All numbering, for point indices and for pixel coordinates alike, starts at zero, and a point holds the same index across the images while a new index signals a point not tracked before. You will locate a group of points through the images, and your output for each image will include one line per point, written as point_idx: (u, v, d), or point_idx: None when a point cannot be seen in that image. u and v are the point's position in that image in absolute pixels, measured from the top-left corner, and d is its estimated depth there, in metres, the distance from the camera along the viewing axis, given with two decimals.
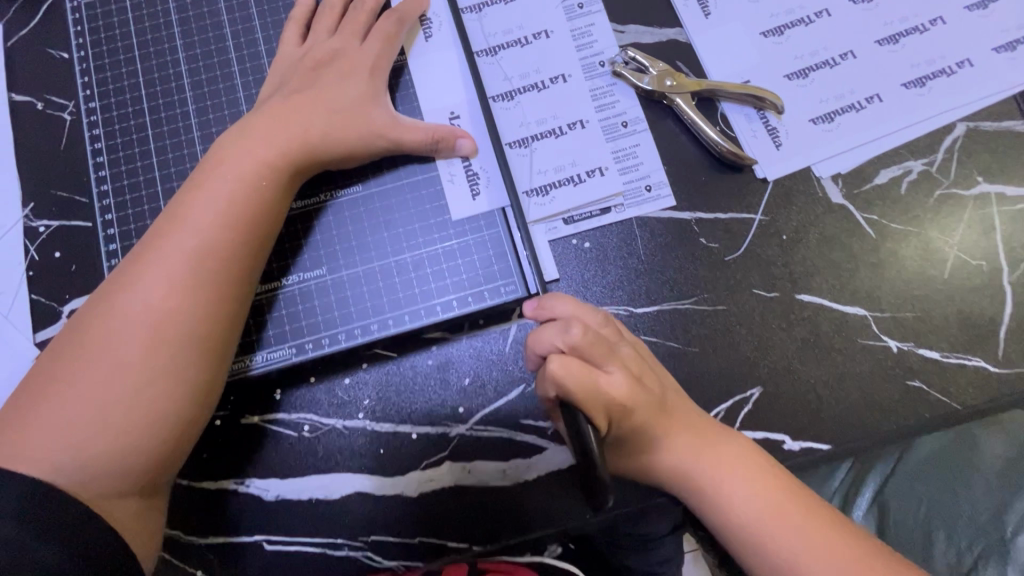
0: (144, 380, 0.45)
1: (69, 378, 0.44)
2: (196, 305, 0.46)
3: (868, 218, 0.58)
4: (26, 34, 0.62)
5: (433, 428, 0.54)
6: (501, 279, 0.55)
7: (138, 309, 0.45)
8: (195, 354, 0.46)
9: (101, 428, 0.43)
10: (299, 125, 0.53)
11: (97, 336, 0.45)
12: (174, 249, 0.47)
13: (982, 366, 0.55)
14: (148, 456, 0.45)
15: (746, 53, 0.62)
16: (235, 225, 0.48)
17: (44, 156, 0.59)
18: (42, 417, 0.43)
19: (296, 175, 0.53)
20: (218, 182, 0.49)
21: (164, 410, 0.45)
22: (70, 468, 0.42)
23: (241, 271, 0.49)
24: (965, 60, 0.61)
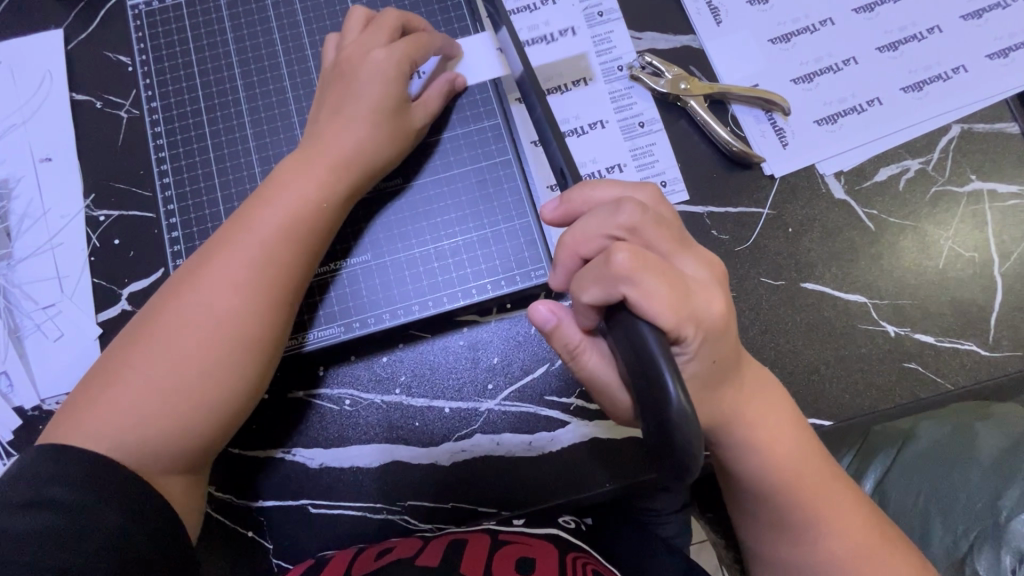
0: (210, 375, 0.48)
1: (135, 363, 0.48)
2: (248, 305, 0.50)
3: (868, 213, 0.62)
4: (86, 38, 0.67)
5: (464, 402, 0.58)
6: (532, 264, 0.59)
7: (202, 311, 0.49)
8: (255, 354, 0.50)
9: (166, 415, 0.47)
10: (341, 142, 0.54)
11: (160, 333, 0.48)
12: (236, 254, 0.50)
13: (974, 350, 0.59)
14: (211, 437, 0.49)
15: (755, 59, 0.66)
16: (294, 239, 0.52)
17: (104, 151, 0.64)
18: (110, 403, 0.47)
19: (344, 187, 0.55)
20: (279, 199, 0.52)
21: (224, 401, 0.49)
22: (133, 445, 0.46)
23: (292, 278, 0.52)
24: (960, 66, 0.65)
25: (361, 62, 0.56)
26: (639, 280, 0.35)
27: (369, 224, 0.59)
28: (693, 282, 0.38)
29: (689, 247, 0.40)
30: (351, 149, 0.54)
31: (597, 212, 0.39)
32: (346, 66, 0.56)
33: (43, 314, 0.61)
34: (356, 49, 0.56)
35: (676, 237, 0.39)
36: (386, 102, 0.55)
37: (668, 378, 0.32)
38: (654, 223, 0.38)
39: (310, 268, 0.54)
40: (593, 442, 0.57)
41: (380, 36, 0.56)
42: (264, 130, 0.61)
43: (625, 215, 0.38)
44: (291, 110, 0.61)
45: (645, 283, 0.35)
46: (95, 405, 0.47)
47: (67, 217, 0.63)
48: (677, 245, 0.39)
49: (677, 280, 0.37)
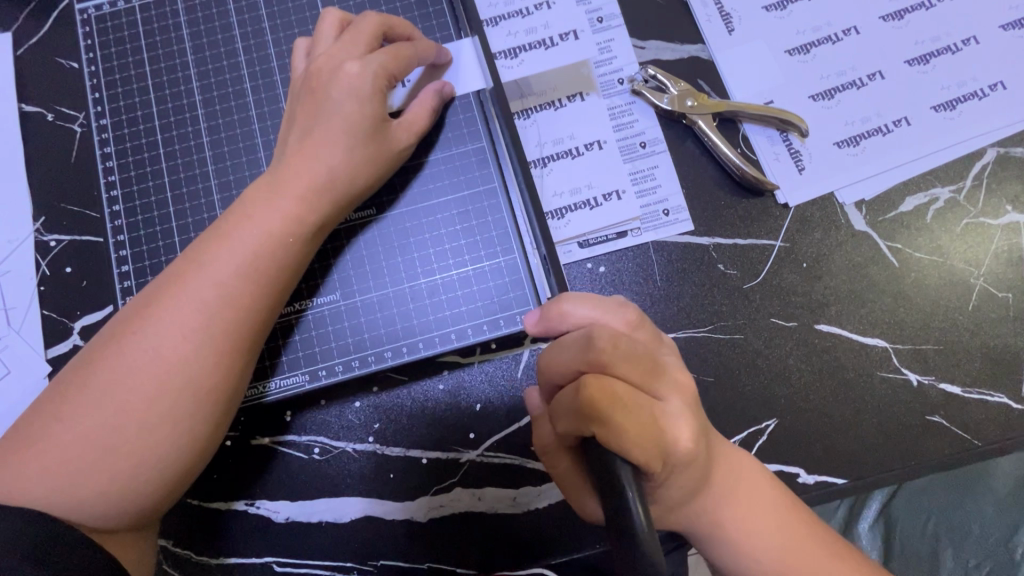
0: (158, 429, 0.43)
1: (75, 413, 0.42)
2: (204, 354, 0.44)
3: (891, 247, 0.56)
4: (35, 43, 0.61)
5: (443, 453, 0.53)
6: (517, 305, 0.53)
7: (151, 355, 0.43)
8: (210, 406, 0.45)
9: (105, 471, 0.42)
10: (311, 169, 0.49)
11: (103, 378, 0.43)
12: (193, 293, 0.44)
13: (1005, 402, 0.53)
14: (158, 495, 0.44)
15: (770, 73, 0.60)
16: (258, 278, 0.46)
17: (55, 169, 0.59)
18: (44, 453, 0.41)
19: (322, 222, 0.49)
20: (243, 230, 0.47)
21: (173, 458, 0.44)
22: (71, 506, 0.41)
23: (257, 320, 0.47)
24: (998, 82, 0.59)
25: (333, 77, 0.50)
26: (609, 414, 0.34)
27: (339, 259, 0.54)
28: (663, 414, 0.37)
29: (660, 376, 0.38)
30: (323, 177, 0.49)
31: (569, 343, 0.38)
32: (318, 80, 0.50)
33: None
34: (328, 61, 0.50)
35: (651, 365, 0.38)
36: (360, 122, 0.49)
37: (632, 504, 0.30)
38: (626, 355, 0.37)
39: (275, 310, 0.48)
40: None
41: (357, 47, 0.50)
42: (225, 151, 0.56)
43: (595, 350, 0.36)
44: (255, 131, 0.56)
45: (615, 420, 0.34)
46: (25, 455, 0.41)
47: (15, 242, 0.58)
48: (654, 375, 0.37)
49: (647, 417, 0.35)
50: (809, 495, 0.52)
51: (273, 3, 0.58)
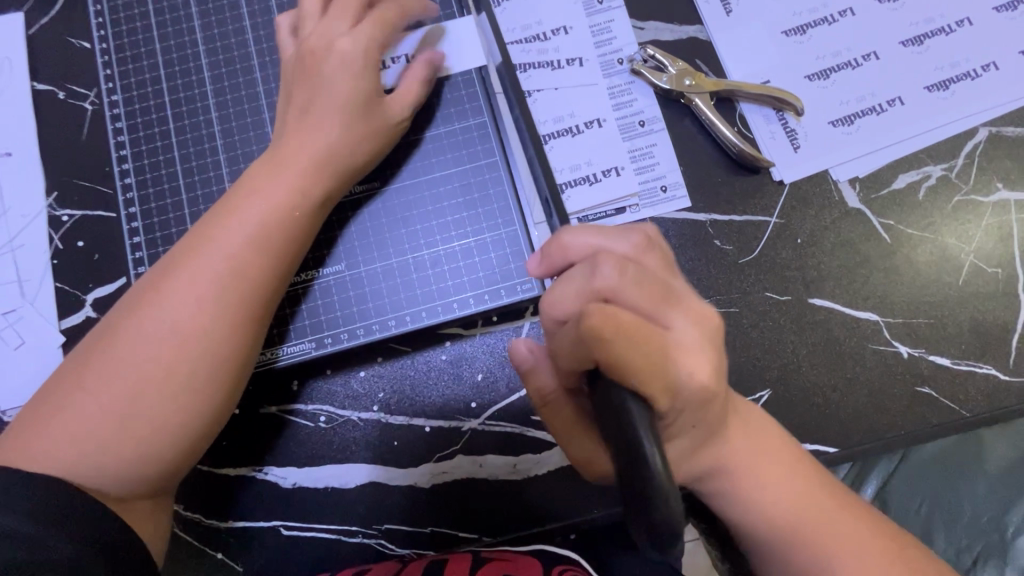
0: (173, 394, 0.44)
1: (89, 387, 0.44)
2: (215, 323, 0.45)
3: (884, 223, 0.58)
4: (47, 22, 0.62)
5: (446, 421, 0.55)
6: (518, 277, 0.55)
7: (163, 327, 0.45)
8: (222, 373, 0.46)
9: (122, 435, 0.43)
10: (312, 145, 0.50)
11: (117, 351, 0.44)
12: (202, 266, 0.46)
13: (992, 374, 0.55)
14: (174, 459, 0.45)
15: (767, 54, 0.61)
16: (266, 249, 0.48)
17: (67, 146, 0.60)
18: (63, 419, 0.43)
19: (326, 198, 0.51)
20: (250, 203, 0.48)
21: (188, 422, 0.45)
22: (89, 474, 0.42)
23: (266, 291, 0.48)
24: (991, 63, 0.60)
25: (328, 52, 0.51)
26: (614, 344, 0.33)
27: (344, 231, 0.55)
28: (673, 342, 0.36)
29: (674, 305, 0.38)
30: (326, 150, 0.50)
31: (574, 274, 0.38)
32: (312, 54, 0.51)
33: (3, 320, 0.57)
34: (319, 36, 0.51)
35: (665, 300, 0.37)
36: (357, 95, 0.51)
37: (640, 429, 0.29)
38: (634, 285, 0.37)
39: (283, 281, 0.50)
40: None
41: (345, 21, 0.52)
42: (233, 127, 0.57)
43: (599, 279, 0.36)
44: (262, 107, 0.57)
45: (621, 349, 0.33)
46: (43, 428, 0.43)
47: (28, 216, 0.59)
48: (665, 313, 0.37)
49: (653, 347, 0.35)
50: None
51: None
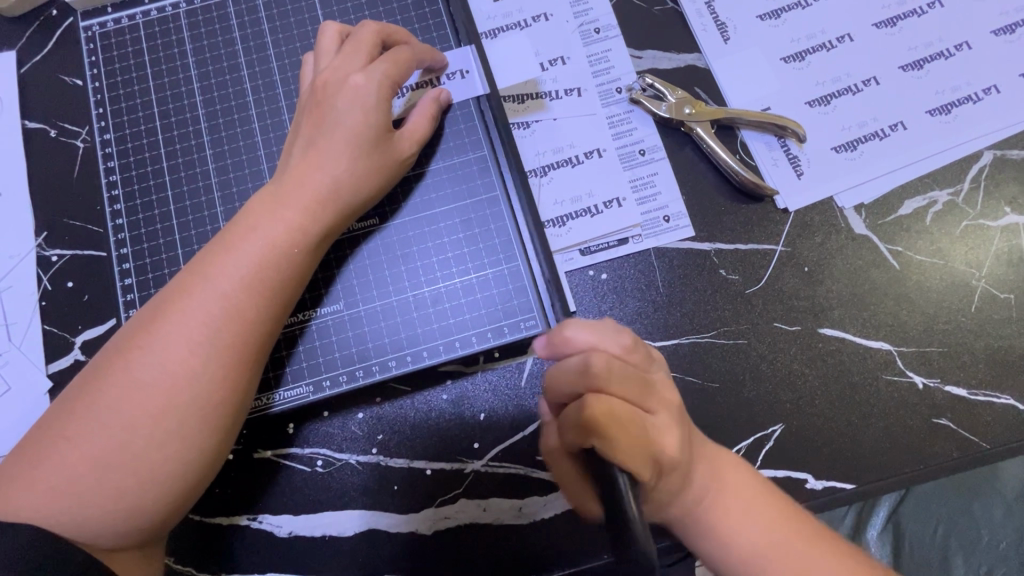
0: (162, 446, 0.42)
1: (80, 431, 0.42)
2: (209, 367, 0.44)
3: (892, 250, 0.57)
4: (39, 60, 0.62)
5: (448, 464, 0.53)
6: (521, 312, 0.53)
7: (157, 369, 0.43)
8: (213, 421, 0.44)
9: (110, 489, 0.41)
10: (315, 180, 0.49)
11: (109, 394, 0.43)
12: (200, 306, 0.44)
13: (1012, 404, 0.53)
14: (166, 511, 0.43)
15: (766, 80, 0.60)
16: (262, 292, 0.46)
17: (58, 185, 0.59)
18: (49, 469, 0.41)
19: (327, 236, 0.50)
20: (246, 243, 0.47)
21: (182, 472, 0.43)
22: (76, 522, 0.41)
23: (264, 333, 0.47)
24: (992, 86, 0.59)
25: (339, 87, 0.50)
26: (611, 430, 0.37)
27: (343, 268, 0.54)
28: (658, 424, 0.40)
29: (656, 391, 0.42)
30: (326, 188, 0.49)
31: (569, 362, 0.41)
32: (322, 90, 0.51)
33: None
34: (333, 73, 0.51)
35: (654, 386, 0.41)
36: (367, 131, 0.50)
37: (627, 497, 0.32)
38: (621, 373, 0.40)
39: (279, 323, 0.48)
40: None
41: (358, 57, 0.51)
42: (228, 165, 0.56)
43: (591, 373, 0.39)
44: (258, 144, 0.56)
45: (616, 437, 0.37)
46: (31, 473, 0.41)
47: (17, 257, 0.58)
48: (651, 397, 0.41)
49: (641, 432, 0.39)
50: (817, 501, 0.52)
51: (274, 17, 0.59)
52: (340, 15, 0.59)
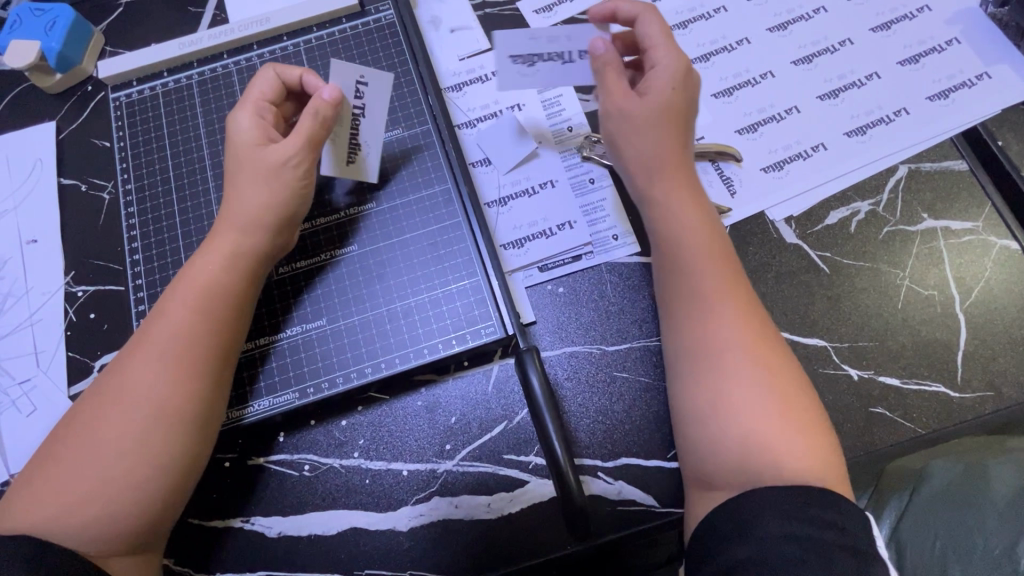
0: (139, 455, 0.49)
1: (64, 455, 0.49)
2: (164, 381, 0.50)
3: (822, 256, 0.63)
4: (75, 127, 0.73)
5: (422, 464, 0.58)
6: (482, 321, 0.59)
7: (123, 392, 0.50)
8: (176, 429, 0.50)
9: (91, 499, 0.47)
10: (232, 213, 0.56)
11: (87, 419, 0.50)
12: (155, 333, 0.52)
13: (942, 392, 0.57)
14: (143, 517, 0.49)
15: (700, 114, 0.69)
16: (208, 312, 0.53)
17: (86, 231, 0.68)
18: (39, 491, 0.48)
19: (259, 258, 0.56)
20: (190, 278, 0.54)
21: (154, 478, 0.49)
22: (66, 532, 0.46)
23: (216, 347, 0.52)
24: (902, 108, 0.67)
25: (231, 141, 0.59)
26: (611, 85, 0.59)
27: (326, 289, 0.61)
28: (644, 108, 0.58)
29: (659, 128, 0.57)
30: (253, 214, 0.55)
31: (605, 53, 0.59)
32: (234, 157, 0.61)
33: (18, 389, 0.63)
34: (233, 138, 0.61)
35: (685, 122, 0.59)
36: (249, 155, 0.56)
37: (532, 370, 0.52)
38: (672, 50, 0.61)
39: (235, 342, 0.54)
40: (554, 502, 0.56)
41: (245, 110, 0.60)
42: None
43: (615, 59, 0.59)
44: None
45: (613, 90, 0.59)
46: (26, 496, 0.48)
47: (48, 293, 0.66)
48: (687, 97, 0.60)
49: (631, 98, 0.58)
50: None
51: None
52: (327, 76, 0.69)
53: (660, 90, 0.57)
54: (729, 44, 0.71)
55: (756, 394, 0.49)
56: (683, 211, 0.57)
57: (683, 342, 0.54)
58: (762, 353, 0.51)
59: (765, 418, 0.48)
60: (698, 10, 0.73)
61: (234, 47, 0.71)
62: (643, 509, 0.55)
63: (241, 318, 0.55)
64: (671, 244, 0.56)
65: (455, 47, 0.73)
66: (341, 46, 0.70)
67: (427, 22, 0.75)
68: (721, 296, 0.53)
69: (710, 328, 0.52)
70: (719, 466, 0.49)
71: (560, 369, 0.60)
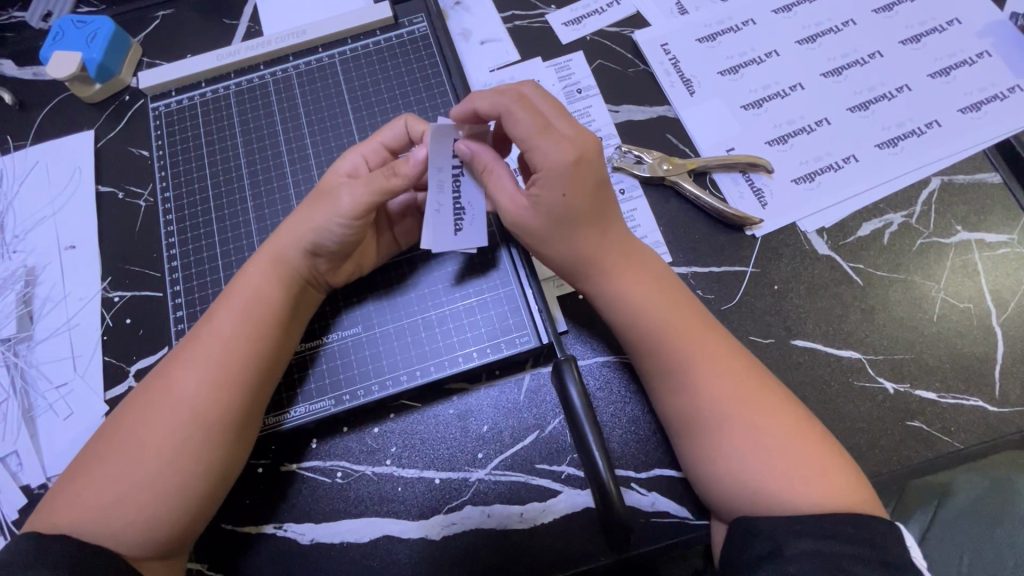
0: (178, 459, 0.49)
1: (106, 455, 0.49)
2: (205, 388, 0.51)
3: (854, 267, 0.62)
4: (114, 136, 0.74)
5: (454, 472, 0.58)
6: (516, 330, 0.60)
7: (166, 396, 0.51)
8: (214, 437, 0.50)
9: (129, 501, 0.48)
10: (285, 232, 0.57)
11: (130, 422, 0.51)
12: (200, 341, 0.53)
13: (980, 406, 0.57)
14: (178, 521, 0.49)
15: (730, 126, 0.69)
16: (250, 323, 0.53)
17: (123, 237, 0.69)
18: (81, 490, 0.48)
19: (306, 273, 0.57)
20: (236, 289, 0.55)
21: (190, 483, 0.49)
22: (103, 533, 0.47)
23: (256, 357, 0.53)
24: (933, 121, 0.67)
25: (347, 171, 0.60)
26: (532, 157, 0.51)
27: (360, 296, 0.62)
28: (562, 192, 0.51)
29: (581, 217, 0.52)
30: (307, 233, 0.55)
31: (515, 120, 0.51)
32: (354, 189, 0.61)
33: (55, 393, 0.64)
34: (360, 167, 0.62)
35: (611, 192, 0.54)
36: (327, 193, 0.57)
37: (570, 382, 0.52)
38: (561, 111, 0.52)
39: (279, 354, 0.55)
40: (587, 513, 0.56)
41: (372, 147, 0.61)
42: (266, 214, 0.66)
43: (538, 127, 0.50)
44: (291, 196, 0.66)
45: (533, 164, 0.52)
46: (68, 495, 0.48)
47: (85, 298, 0.67)
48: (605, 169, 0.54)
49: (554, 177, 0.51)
50: None
51: (306, 93, 0.70)
52: (361, 88, 0.70)
53: (552, 191, 0.51)
54: (758, 57, 0.72)
55: (752, 455, 0.49)
56: (646, 285, 0.54)
57: (669, 414, 0.53)
58: (750, 416, 0.50)
59: (766, 470, 0.48)
60: (727, 23, 0.74)
61: (269, 58, 0.72)
62: (676, 521, 0.55)
63: (286, 331, 0.55)
64: (637, 318, 0.54)
65: (485, 60, 0.74)
66: (374, 58, 0.71)
67: (458, 34, 0.76)
68: (703, 361, 0.52)
69: (691, 401, 0.51)
70: (725, 495, 0.50)
71: (592, 379, 0.60)
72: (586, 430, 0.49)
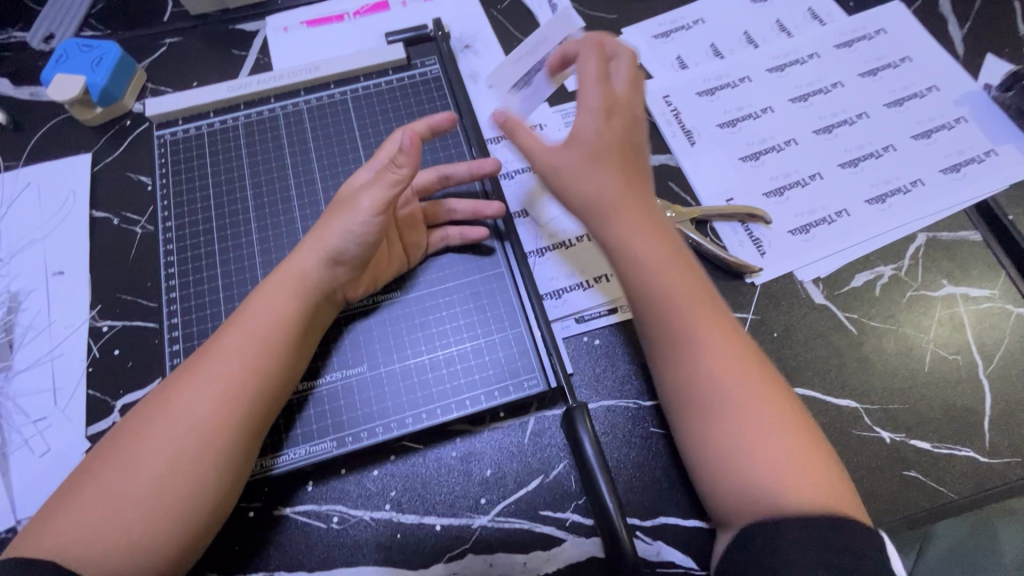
0: (176, 483, 0.46)
1: (98, 476, 0.46)
2: (212, 410, 0.49)
3: (850, 317, 0.64)
4: (111, 160, 0.73)
5: (456, 519, 0.56)
6: (524, 373, 0.60)
7: (169, 415, 0.48)
8: (217, 459, 0.48)
9: (122, 526, 0.45)
10: (305, 250, 0.56)
11: (127, 440, 0.48)
12: (211, 361, 0.51)
13: (972, 456, 0.58)
14: (170, 551, 0.46)
15: (729, 176, 0.72)
16: (265, 344, 0.52)
17: (117, 265, 0.67)
18: (67, 513, 0.45)
19: (322, 291, 0.56)
20: (253, 307, 0.54)
21: (188, 510, 0.47)
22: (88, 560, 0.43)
23: (268, 382, 0.51)
24: (918, 179, 0.71)
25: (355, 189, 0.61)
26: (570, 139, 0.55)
27: (367, 334, 0.61)
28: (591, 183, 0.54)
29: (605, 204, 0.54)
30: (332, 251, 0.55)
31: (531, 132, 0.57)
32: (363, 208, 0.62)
33: (33, 427, 0.60)
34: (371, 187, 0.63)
35: (636, 193, 0.55)
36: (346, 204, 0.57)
37: (579, 423, 0.53)
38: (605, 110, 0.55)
39: (288, 380, 0.53)
40: (591, 562, 0.55)
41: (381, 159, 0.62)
42: (271, 246, 0.65)
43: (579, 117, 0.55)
44: (298, 229, 0.65)
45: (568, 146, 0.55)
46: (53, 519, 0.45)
47: (71, 327, 0.64)
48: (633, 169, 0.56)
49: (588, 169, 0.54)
50: None
51: (317, 128, 0.71)
52: (372, 125, 0.71)
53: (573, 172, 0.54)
54: (754, 112, 0.75)
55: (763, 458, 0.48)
56: (681, 276, 0.54)
57: None
58: (771, 416, 0.50)
59: (776, 471, 0.48)
60: (725, 79, 0.78)
61: (280, 92, 0.72)
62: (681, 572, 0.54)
63: (299, 356, 0.54)
64: (671, 304, 0.53)
65: (494, 102, 0.76)
66: (386, 97, 0.73)
67: (467, 77, 0.78)
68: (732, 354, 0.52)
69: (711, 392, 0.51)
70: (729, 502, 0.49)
71: (597, 424, 0.60)
72: (595, 473, 0.50)
